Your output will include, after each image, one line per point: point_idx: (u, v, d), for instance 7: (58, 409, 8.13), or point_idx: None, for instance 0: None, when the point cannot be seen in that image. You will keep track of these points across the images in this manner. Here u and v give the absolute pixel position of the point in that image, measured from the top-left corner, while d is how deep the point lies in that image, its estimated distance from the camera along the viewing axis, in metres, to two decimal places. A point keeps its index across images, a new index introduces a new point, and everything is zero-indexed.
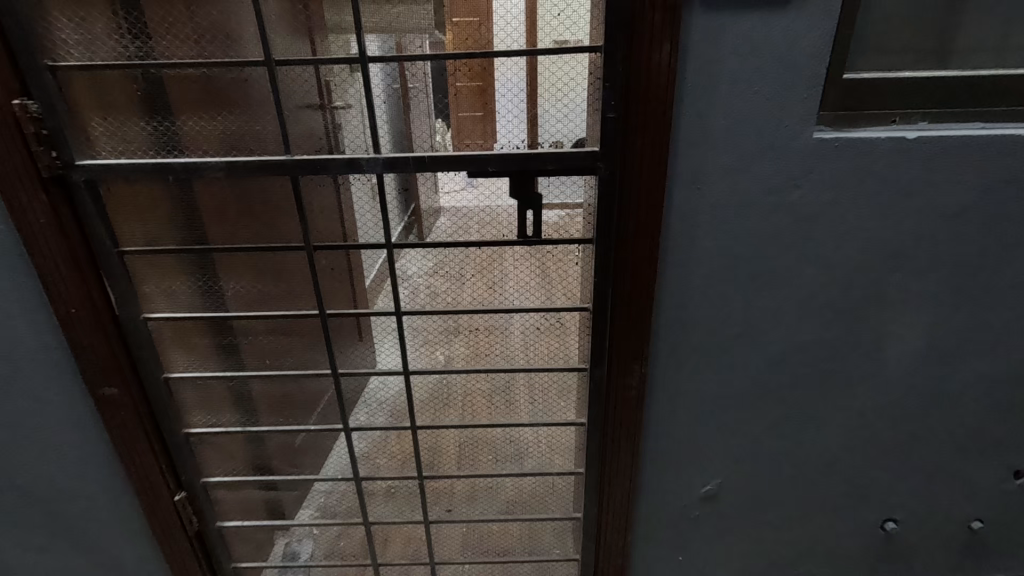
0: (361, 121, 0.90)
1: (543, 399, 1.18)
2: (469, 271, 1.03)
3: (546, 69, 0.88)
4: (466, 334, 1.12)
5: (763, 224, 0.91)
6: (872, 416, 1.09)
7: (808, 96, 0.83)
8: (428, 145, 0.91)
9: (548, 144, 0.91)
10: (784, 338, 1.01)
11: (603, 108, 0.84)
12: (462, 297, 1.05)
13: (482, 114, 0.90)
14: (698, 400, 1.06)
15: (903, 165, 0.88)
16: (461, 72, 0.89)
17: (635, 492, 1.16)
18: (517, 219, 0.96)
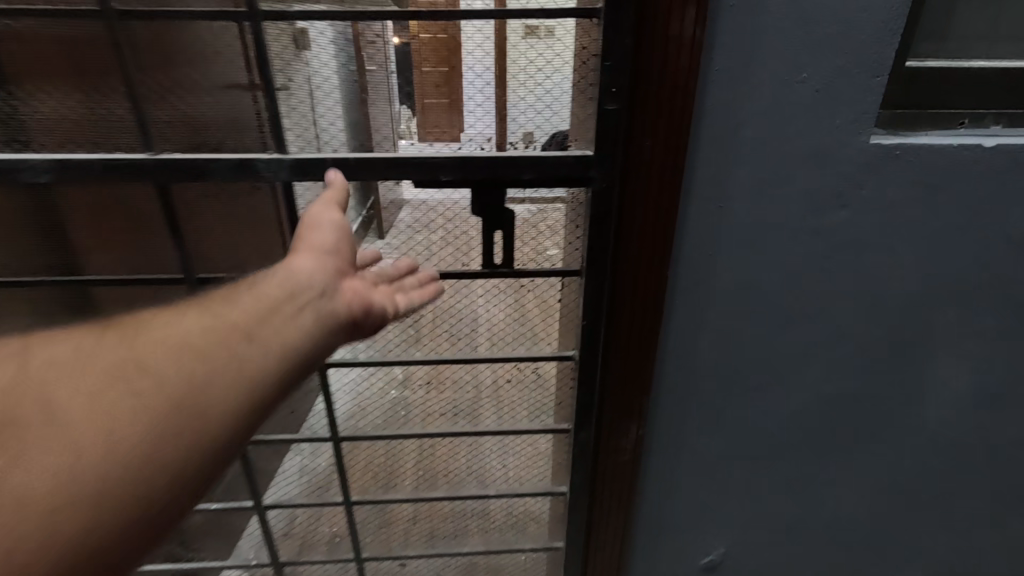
0: (331, 112, 0.67)
1: (515, 466, 0.99)
2: (420, 316, 0.82)
3: (528, 45, 0.65)
4: (435, 395, 0.91)
5: (797, 252, 0.71)
6: (907, 478, 0.91)
7: (869, 88, 0.62)
8: (392, 135, 0.68)
9: (518, 139, 0.69)
10: (814, 388, 0.81)
11: (601, 99, 0.62)
12: (411, 347, 0.84)
13: (449, 102, 0.67)
14: (704, 463, 0.87)
15: (980, 181, 0.68)
16: (423, 47, 0.65)
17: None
18: (484, 242, 0.74)
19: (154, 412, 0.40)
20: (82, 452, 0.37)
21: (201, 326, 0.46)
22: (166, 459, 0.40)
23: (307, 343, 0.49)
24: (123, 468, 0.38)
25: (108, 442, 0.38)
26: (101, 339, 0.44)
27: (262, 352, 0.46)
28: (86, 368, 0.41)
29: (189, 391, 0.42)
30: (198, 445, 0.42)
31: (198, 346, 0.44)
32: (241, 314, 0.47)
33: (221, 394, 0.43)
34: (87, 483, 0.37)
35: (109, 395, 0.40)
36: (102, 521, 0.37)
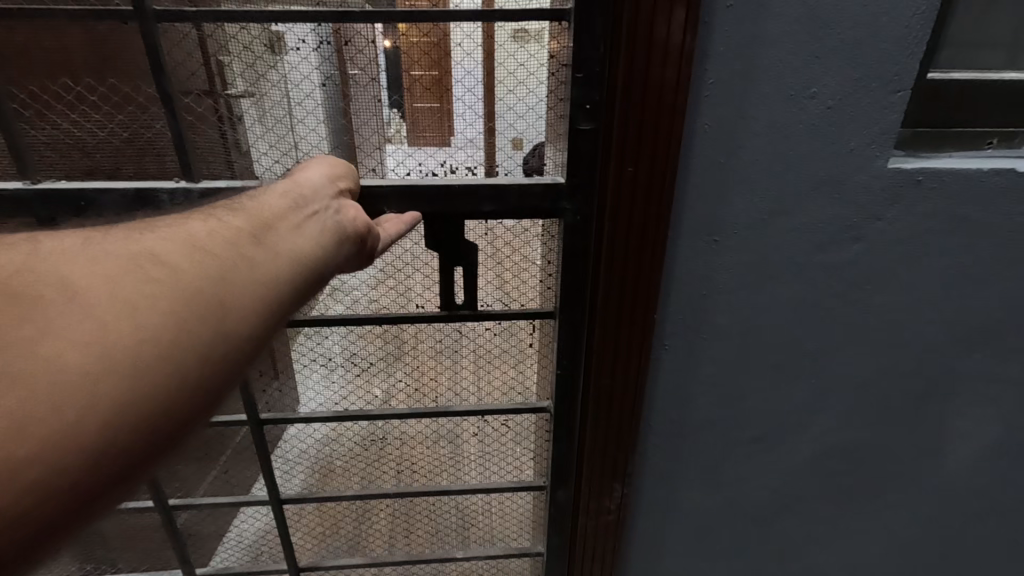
0: (308, 125, 0.65)
1: (499, 525, 0.99)
2: (405, 375, 0.81)
3: (511, 53, 0.62)
4: (398, 460, 0.90)
5: (801, 292, 0.62)
6: (924, 543, 0.81)
7: (885, 105, 0.53)
8: (380, 141, 0.65)
9: (507, 147, 0.65)
10: (821, 440, 0.72)
11: (575, 118, 0.56)
12: (391, 403, 0.83)
13: (439, 107, 0.64)
14: (695, 520, 0.77)
15: (1011, 210, 0.59)
16: (413, 50, 0.62)
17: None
18: (444, 279, 0.72)
19: (177, 307, 0.34)
20: (98, 348, 0.31)
21: (215, 229, 0.41)
22: (193, 356, 0.35)
23: (320, 253, 0.46)
24: (140, 364, 0.32)
25: (125, 329, 0.32)
26: (93, 237, 0.37)
27: (278, 258, 0.42)
28: (89, 255, 0.35)
29: (218, 283, 0.37)
30: (226, 344, 0.37)
31: (209, 247, 0.39)
32: (252, 219, 0.43)
33: (244, 299, 0.38)
34: (105, 374, 0.31)
35: (124, 280, 0.34)
36: (118, 414, 0.31)
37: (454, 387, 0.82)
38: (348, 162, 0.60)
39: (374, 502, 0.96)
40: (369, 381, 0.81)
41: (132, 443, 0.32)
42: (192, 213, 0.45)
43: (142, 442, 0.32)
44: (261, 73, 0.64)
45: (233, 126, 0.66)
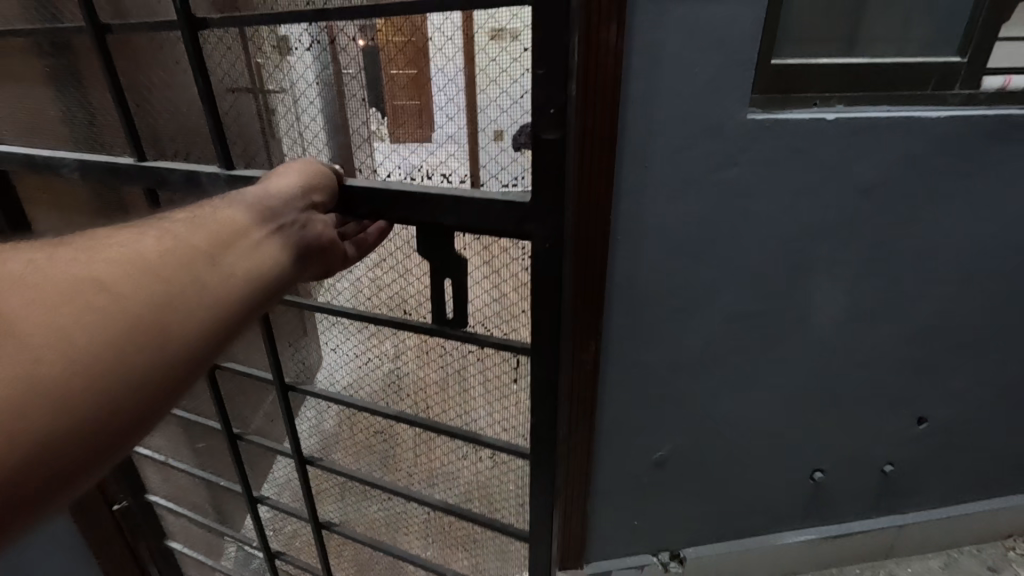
0: (312, 113, 0.88)
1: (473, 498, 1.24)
2: (402, 370, 1.09)
3: (483, 63, 0.76)
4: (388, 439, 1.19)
5: (701, 202, 0.96)
6: (804, 375, 1.19)
7: (740, 79, 0.87)
8: (370, 139, 0.86)
9: (489, 132, 0.79)
10: (723, 309, 1.07)
11: (545, 125, 0.72)
12: (387, 395, 1.11)
13: (419, 103, 0.81)
14: (649, 371, 1.11)
15: (823, 144, 0.96)
16: (395, 58, 0.79)
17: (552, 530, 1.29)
18: (435, 288, 0.92)
19: (102, 335, 0.48)
20: (22, 374, 0.44)
21: (164, 249, 0.54)
22: (97, 384, 0.47)
23: (268, 268, 0.60)
24: (59, 384, 0.45)
25: (47, 355, 0.45)
26: (31, 254, 0.50)
27: (228, 277, 0.56)
28: (21, 277, 0.47)
29: (150, 300, 0.51)
30: (159, 365, 0.51)
31: (153, 273, 0.52)
32: (205, 241, 0.56)
33: (175, 332, 0.52)
34: (35, 387, 0.44)
35: (63, 309, 0.47)
36: (73, 410, 0.46)
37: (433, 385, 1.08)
38: (319, 175, 0.74)
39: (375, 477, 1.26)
40: (368, 367, 1.11)
41: (51, 444, 0.45)
42: (148, 223, 0.57)
43: (57, 445, 0.45)
44: (276, 71, 0.87)
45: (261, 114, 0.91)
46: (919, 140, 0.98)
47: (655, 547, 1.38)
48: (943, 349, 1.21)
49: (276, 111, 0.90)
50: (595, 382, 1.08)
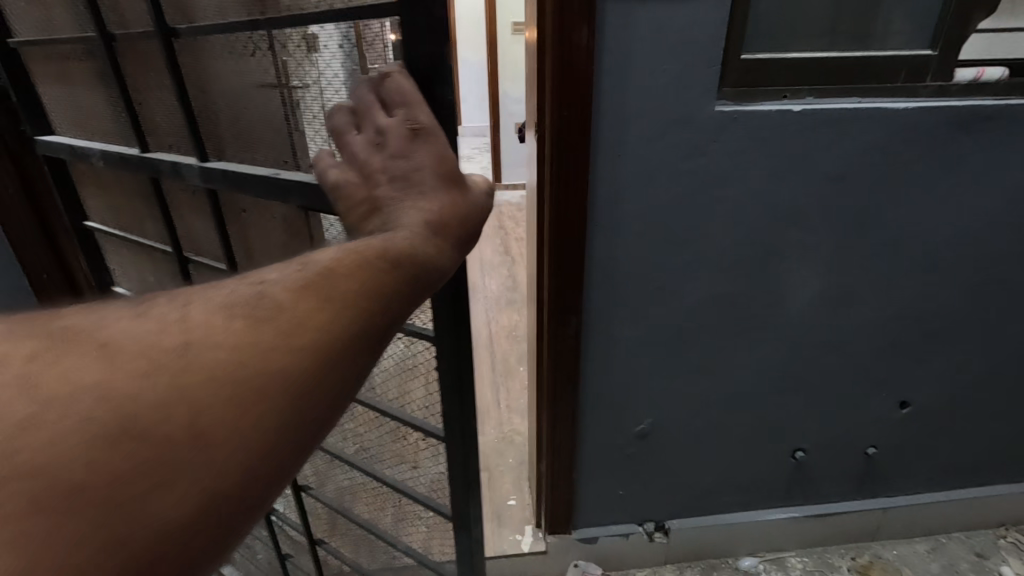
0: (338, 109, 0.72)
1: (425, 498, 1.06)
2: None
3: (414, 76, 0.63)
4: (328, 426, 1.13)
5: (674, 187, 1.03)
6: (781, 356, 1.25)
7: (708, 74, 0.95)
8: None
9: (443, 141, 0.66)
10: (698, 290, 1.14)
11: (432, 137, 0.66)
12: None
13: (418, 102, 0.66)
14: (629, 347, 1.19)
15: (792, 134, 1.02)
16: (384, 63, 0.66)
17: (541, 494, 1.39)
18: None
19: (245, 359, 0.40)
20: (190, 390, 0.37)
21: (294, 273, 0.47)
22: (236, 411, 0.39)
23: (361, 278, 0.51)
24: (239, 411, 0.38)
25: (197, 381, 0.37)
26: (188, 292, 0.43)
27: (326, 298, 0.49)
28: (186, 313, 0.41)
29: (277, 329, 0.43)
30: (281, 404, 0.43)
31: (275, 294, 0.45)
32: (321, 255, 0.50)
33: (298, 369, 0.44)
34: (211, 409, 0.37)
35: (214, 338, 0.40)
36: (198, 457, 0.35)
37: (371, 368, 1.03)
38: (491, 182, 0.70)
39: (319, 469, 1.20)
40: None
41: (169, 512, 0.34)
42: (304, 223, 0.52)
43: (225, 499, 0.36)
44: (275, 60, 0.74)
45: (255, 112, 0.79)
46: (889, 130, 1.03)
47: (641, 518, 1.45)
48: (922, 333, 1.25)
49: (306, 109, 0.75)
50: (577, 354, 1.17)
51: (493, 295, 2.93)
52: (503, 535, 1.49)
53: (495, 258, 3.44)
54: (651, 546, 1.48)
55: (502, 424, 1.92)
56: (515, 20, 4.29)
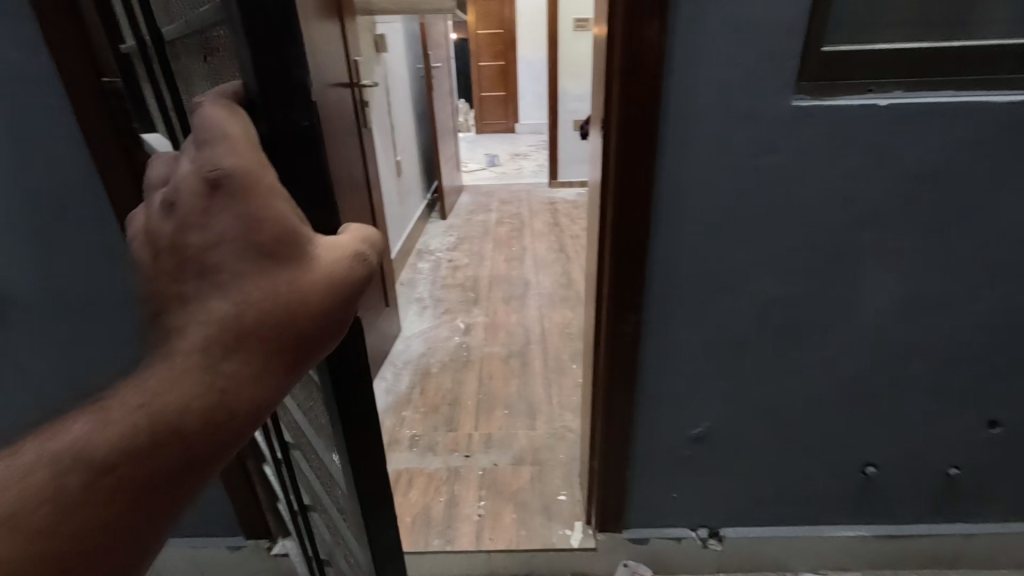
0: None
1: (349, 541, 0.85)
2: None
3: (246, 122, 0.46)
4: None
5: (743, 184, 1.00)
6: (853, 364, 1.18)
7: (783, 68, 0.92)
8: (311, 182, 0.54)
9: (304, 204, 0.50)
10: (764, 292, 1.10)
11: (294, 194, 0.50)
12: None
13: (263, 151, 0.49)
14: (688, 348, 1.17)
15: (874, 130, 0.96)
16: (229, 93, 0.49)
17: (592, 491, 1.39)
18: None
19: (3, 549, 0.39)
20: None
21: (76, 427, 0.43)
22: None
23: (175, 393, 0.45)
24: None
25: None
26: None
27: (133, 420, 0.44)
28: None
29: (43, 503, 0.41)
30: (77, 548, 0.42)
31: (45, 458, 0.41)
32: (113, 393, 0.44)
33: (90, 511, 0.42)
34: None
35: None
36: None
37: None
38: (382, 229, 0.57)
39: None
40: None
41: None
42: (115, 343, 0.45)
43: None
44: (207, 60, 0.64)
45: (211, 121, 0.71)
46: (986, 127, 0.96)
47: (694, 523, 1.42)
48: (1016, 347, 1.15)
49: None
50: (634, 351, 1.16)
51: (546, 291, 2.94)
52: (552, 528, 1.50)
53: (549, 254, 3.45)
54: (704, 553, 1.44)
55: (553, 420, 1.93)
56: (577, 16, 4.27)
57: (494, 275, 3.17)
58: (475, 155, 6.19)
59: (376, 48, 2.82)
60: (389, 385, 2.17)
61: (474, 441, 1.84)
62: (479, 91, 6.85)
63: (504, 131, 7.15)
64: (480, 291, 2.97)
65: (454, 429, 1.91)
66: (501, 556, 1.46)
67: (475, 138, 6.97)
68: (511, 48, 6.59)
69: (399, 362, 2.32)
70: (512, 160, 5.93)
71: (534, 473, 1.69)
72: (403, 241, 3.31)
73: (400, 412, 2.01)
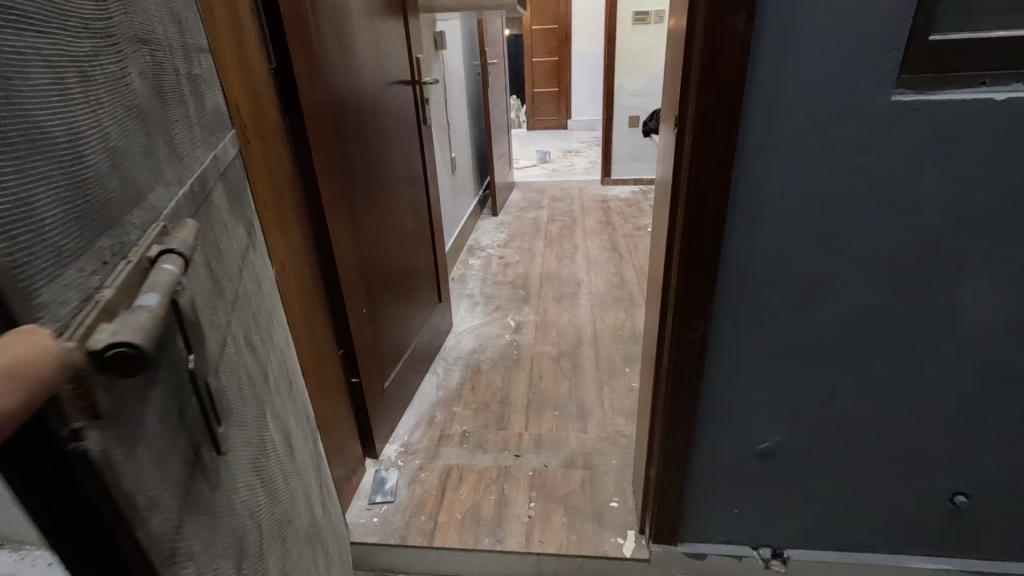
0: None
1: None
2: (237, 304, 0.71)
3: None
4: (288, 442, 0.84)
5: (830, 186, 0.93)
6: (946, 384, 1.09)
7: (884, 61, 0.84)
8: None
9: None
10: (849, 301, 1.03)
11: None
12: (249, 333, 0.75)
13: None
14: (759, 359, 1.11)
15: (985, 128, 0.87)
16: None
17: (648, 500, 1.34)
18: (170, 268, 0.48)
19: None
20: None
21: None
22: None
23: None
24: None
25: None
26: None
27: None
28: None
29: None
30: None
31: None
32: None
33: None
34: None
35: None
36: None
37: (241, 408, 0.66)
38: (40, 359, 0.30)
39: (311, 484, 0.94)
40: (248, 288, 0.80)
41: None
42: None
43: None
44: (104, 58, 0.47)
45: (145, 134, 0.53)
46: None
47: (756, 542, 1.35)
48: None
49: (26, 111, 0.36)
50: (701, 360, 1.11)
51: (598, 291, 2.89)
52: (603, 535, 1.47)
53: (602, 253, 3.38)
54: None
55: (606, 424, 1.89)
56: (637, 9, 4.15)
57: (546, 273, 3.14)
58: (526, 151, 6.17)
59: (435, 45, 2.83)
60: (441, 380, 2.19)
61: (525, 441, 1.83)
62: (532, 87, 6.81)
63: (556, 127, 7.09)
64: (531, 289, 2.95)
65: (504, 427, 1.90)
66: (552, 559, 1.44)
67: (527, 135, 6.95)
68: (566, 43, 6.51)
69: (450, 358, 2.34)
70: (564, 156, 5.87)
71: (585, 477, 1.66)
72: (455, 236, 3.33)
73: (451, 407, 2.03)
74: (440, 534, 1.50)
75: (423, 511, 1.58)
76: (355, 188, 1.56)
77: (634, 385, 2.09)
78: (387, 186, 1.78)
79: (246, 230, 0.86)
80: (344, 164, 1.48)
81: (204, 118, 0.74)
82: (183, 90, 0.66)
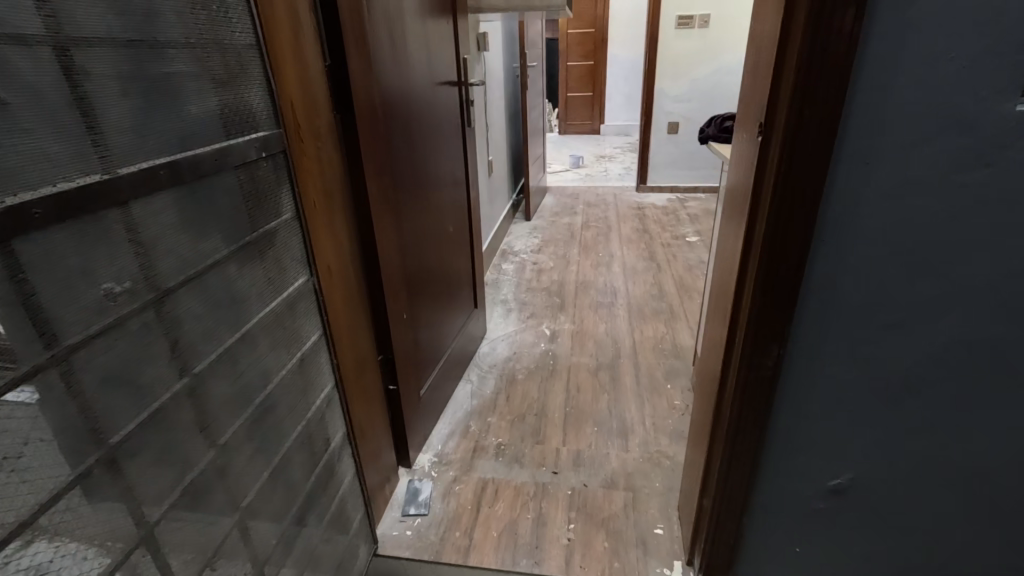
0: None
1: None
2: (99, 327, 0.65)
3: None
4: (176, 481, 0.78)
5: (937, 204, 0.84)
6: None
7: (1012, 67, 0.75)
8: None
9: None
10: (947, 330, 0.93)
11: None
12: (136, 347, 0.70)
13: None
14: (837, 389, 1.01)
15: None
16: None
17: (701, 531, 1.26)
18: None
19: None
20: None
21: None
22: None
23: None
24: None
25: None
26: None
27: None
28: None
29: None
30: None
31: None
32: None
33: None
34: None
35: None
36: None
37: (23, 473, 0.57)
38: None
39: (223, 524, 0.88)
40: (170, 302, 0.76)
41: None
42: None
43: None
44: None
45: None
46: None
47: None
48: None
49: None
50: (773, 387, 1.02)
51: (636, 301, 2.79)
52: (648, 564, 1.39)
53: (639, 262, 3.29)
54: None
55: (648, 443, 1.80)
56: (681, 12, 4.04)
57: (581, 281, 3.06)
58: (559, 156, 6.09)
59: (477, 46, 2.79)
60: (474, 388, 2.14)
61: (562, 457, 1.75)
62: (565, 91, 6.73)
63: (588, 132, 7.00)
64: (567, 297, 2.87)
65: (541, 441, 1.83)
66: None
67: (560, 139, 6.87)
68: (602, 47, 6.42)
69: (484, 365, 2.28)
70: (597, 161, 5.76)
71: (627, 499, 1.58)
72: (489, 240, 3.28)
73: (485, 417, 1.97)
74: (476, 553, 1.44)
75: (459, 527, 1.51)
76: (400, 192, 1.51)
77: (676, 403, 2.00)
78: (431, 190, 1.73)
79: (216, 243, 0.84)
80: (391, 166, 1.44)
81: (155, 124, 0.72)
82: (78, 93, 0.62)
